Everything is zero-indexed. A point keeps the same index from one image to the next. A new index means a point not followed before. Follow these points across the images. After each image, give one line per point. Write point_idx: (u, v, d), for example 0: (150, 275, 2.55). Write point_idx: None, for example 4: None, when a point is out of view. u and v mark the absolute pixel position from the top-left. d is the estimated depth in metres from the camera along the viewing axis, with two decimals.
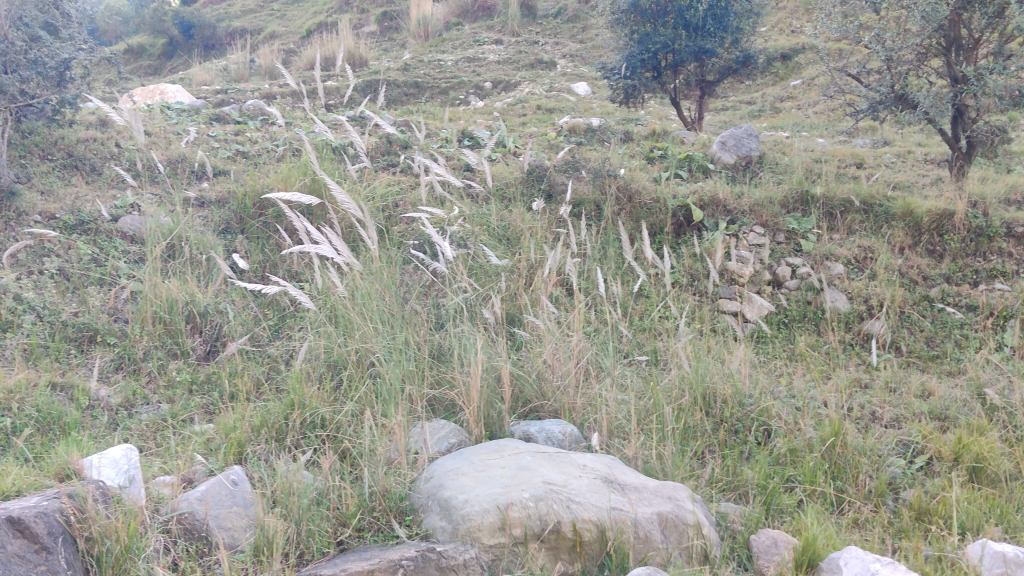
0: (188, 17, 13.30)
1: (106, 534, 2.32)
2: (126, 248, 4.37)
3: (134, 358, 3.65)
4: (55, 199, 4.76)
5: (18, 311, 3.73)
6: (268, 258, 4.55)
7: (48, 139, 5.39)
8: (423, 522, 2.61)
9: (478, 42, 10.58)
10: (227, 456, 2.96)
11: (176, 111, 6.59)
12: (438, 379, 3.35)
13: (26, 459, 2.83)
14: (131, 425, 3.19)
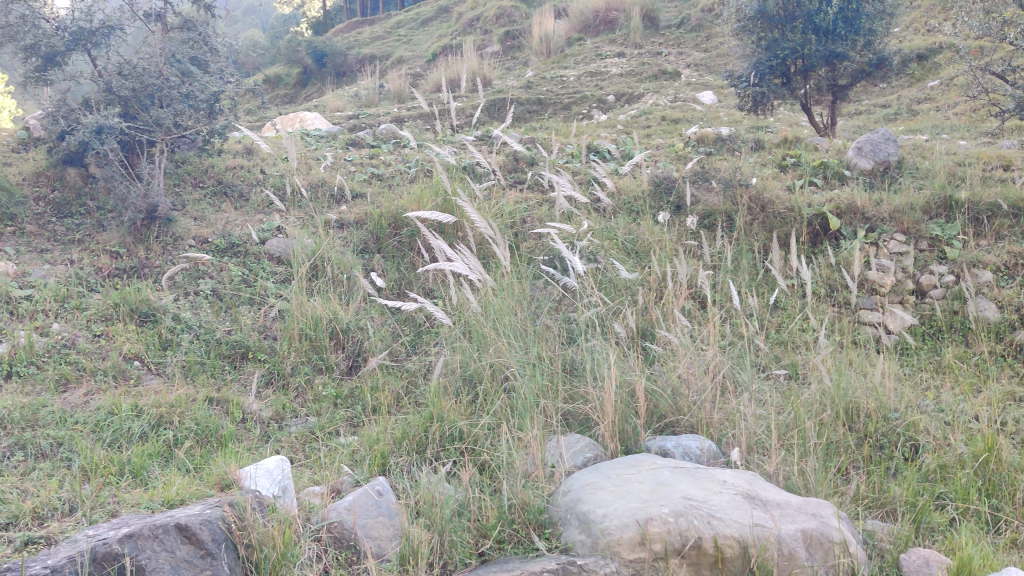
0: (321, 46, 13.85)
1: (264, 541, 2.40)
2: (273, 269, 4.60)
3: (283, 374, 3.81)
4: (207, 224, 5.06)
5: (177, 330, 3.96)
6: (403, 276, 4.67)
7: (199, 168, 5.73)
8: (562, 535, 2.62)
9: (601, 56, 10.60)
10: (372, 468, 3.05)
11: (314, 138, 6.88)
12: (572, 394, 3.35)
13: (187, 470, 2.99)
14: (282, 438, 3.34)
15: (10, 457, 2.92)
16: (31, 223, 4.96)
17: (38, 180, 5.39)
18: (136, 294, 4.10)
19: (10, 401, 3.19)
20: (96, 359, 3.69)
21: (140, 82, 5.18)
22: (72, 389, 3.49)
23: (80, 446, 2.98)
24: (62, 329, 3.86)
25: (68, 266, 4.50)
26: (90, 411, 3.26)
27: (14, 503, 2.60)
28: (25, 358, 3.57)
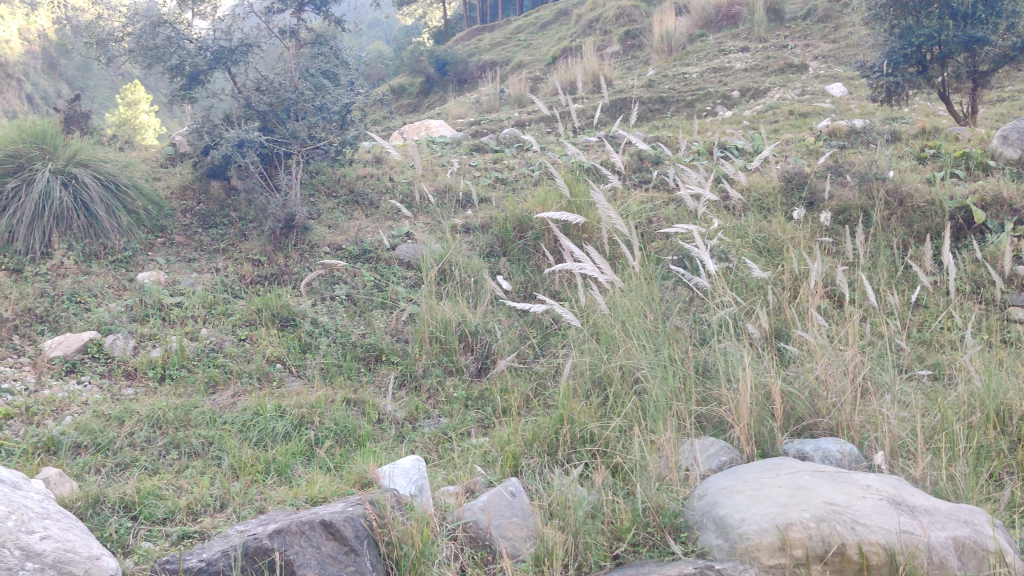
0: (443, 54, 14.16)
1: (403, 539, 2.44)
2: (403, 274, 4.72)
3: (415, 376, 3.89)
4: (341, 232, 5.24)
5: (314, 334, 4.11)
6: (529, 278, 4.70)
7: (332, 178, 5.94)
8: (698, 539, 2.58)
9: (724, 52, 10.40)
10: (504, 468, 3.07)
11: (440, 145, 7.02)
12: (705, 396, 3.29)
13: (328, 469, 3.08)
14: (416, 438, 3.40)
15: (165, 454, 3.08)
16: (179, 234, 5.24)
17: (185, 194, 5.71)
18: (277, 300, 4.28)
19: (165, 402, 3.36)
20: (241, 362, 3.85)
21: (276, 97, 5.39)
22: (220, 390, 3.66)
23: (229, 445, 3.12)
24: (210, 334, 4.05)
25: (214, 274, 4.73)
26: (237, 412, 3.41)
27: (170, 499, 2.73)
28: (177, 362, 3.76)
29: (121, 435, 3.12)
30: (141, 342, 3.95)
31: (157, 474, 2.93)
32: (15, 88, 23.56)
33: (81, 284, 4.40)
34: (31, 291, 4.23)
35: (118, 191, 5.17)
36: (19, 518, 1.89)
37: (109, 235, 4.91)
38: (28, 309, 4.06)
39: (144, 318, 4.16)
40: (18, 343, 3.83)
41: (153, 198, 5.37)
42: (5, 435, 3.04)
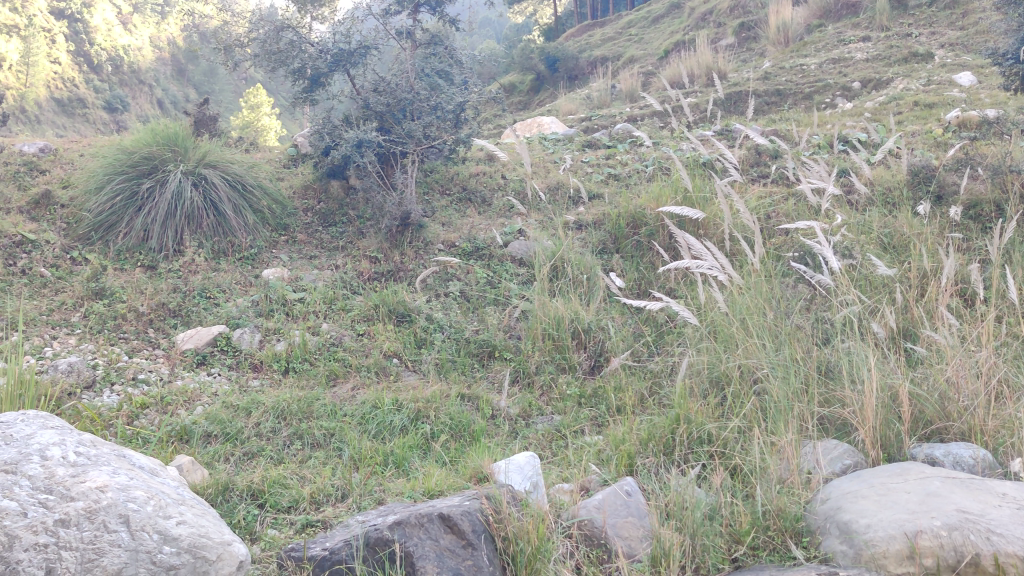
0: (554, 52, 14.03)
1: (520, 535, 2.40)
2: (516, 272, 4.75)
3: (528, 372, 3.89)
4: (454, 229, 5.33)
5: (430, 330, 4.18)
6: (643, 276, 4.64)
7: (445, 176, 6.06)
8: (821, 545, 2.51)
9: (844, 42, 10.06)
10: (619, 468, 3.04)
11: (552, 142, 7.03)
12: (828, 398, 3.19)
13: (444, 463, 3.11)
14: (530, 435, 3.39)
15: (290, 445, 3.18)
16: (301, 232, 5.42)
17: (306, 194, 5.91)
18: (393, 296, 4.37)
19: (289, 394, 3.47)
20: (360, 356, 3.94)
21: (393, 97, 5.50)
22: (340, 383, 3.75)
23: (349, 437, 3.19)
24: (330, 329, 4.17)
25: (334, 271, 4.86)
26: (356, 405, 3.50)
27: (294, 488, 2.82)
28: (300, 355, 3.89)
29: (249, 425, 3.23)
30: (267, 336, 4.09)
31: (282, 464, 3.03)
32: (146, 94, 24.69)
33: (210, 280, 4.58)
34: (165, 286, 4.42)
35: (245, 191, 5.37)
36: (157, 503, 1.96)
37: (235, 233, 5.10)
38: (162, 303, 4.25)
39: (269, 313, 4.31)
40: (153, 336, 4.01)
41: (277, 198, 5.56)
42: (142, 423, 3.18)
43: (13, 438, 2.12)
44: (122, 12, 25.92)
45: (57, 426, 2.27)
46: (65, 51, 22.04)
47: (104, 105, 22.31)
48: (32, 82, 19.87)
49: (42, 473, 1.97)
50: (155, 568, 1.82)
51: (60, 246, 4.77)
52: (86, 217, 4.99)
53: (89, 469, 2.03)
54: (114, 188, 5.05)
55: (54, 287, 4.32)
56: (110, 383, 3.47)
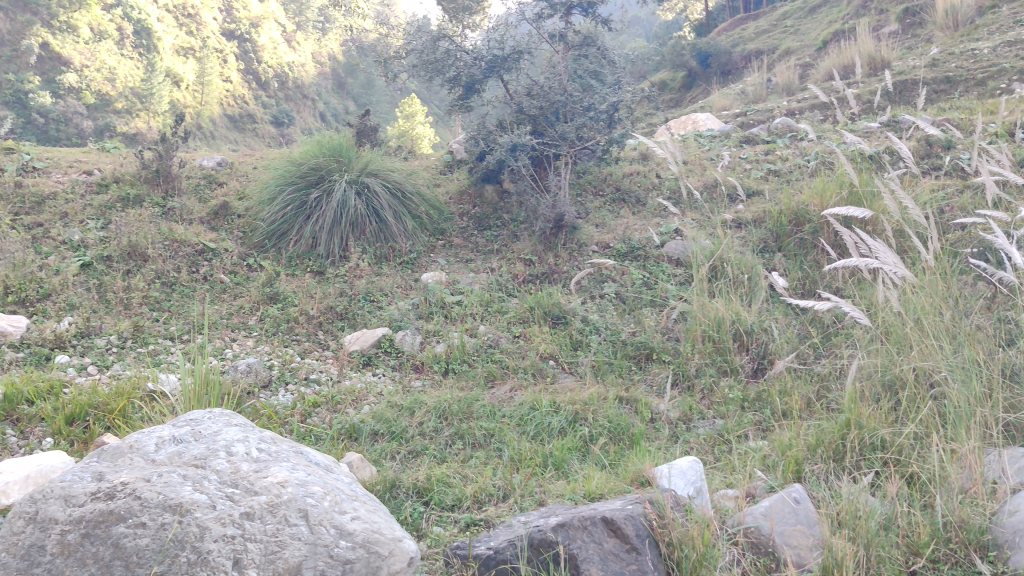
0: (706, 47, 13.90)
1: (684, 541, 2.36)
2: (673, 272, 4.69)
3: (687, 375, 3.81)
4: (609, 230, 5.33)
5: (586, 332, 4.17)
6: (807, 275, 4.48)
7: (599, 177, 6.09)
8: (1010, 560, 2.34)
9: (1021, 22, 9.39)
10: (786, 474, 2.94)
11: (708, 139, 6.91)
12: (1013, 403, 2.98)
13: (603, 466, 3.08)
14: (691, 438, 3.32)
15: (451, 445, 3.23)
16: (458, 237, 5.60)
17: (462, 199, 6.08)
18: (549, 299, 4.41)
19: (450, 395, 3.54)
20: (517, 357, 3.98)
21: (546, 100, 5.56)
22: (499, 385, 3.79)
23: (508, 437, 3.22)
24: (488, 331, 4.23)
25: (490, 274, 4.94)
26: (515, 406, 3.53)
27: (457, 487, 2.86)
28: (459, 357, 3.96)
29: (412, 425, 3.32)
30: (427, 338, 4.20)
31: (444, 462, 3.09)
32: (310, 108, 25.84)
33: (374, 284, 4.75)
34: (332, 291, 4.61)
35: (404, 198, 5.56)
36: (333, 498, 2.04)
37: (396, 238, 5.28)
38: (330, 307, 4.42)
39: (428, 316, 4.42)
40: (322, 338, 4.19)
41: (434, 203, 5.75)
42: (314, 421, 3.32)
43: (202, 435, 2.27)
44: (285, 30, 27.41)
45: (241, 423, 2.40)
46: (235, 70, 23.56)
47: (271, 119, 23.54)
48: (207, 100, 21.27)
49: (229, 468, 2.10)
50: (332, 561, 1.87)
51: (237, 254, 5.05)
52: (260, 226, 5.27)
53: (270, 465, 2.14)
54: (285, 199, 5.30)
55: (232, 293, 4.58)
56: (284, 382, 3.65)
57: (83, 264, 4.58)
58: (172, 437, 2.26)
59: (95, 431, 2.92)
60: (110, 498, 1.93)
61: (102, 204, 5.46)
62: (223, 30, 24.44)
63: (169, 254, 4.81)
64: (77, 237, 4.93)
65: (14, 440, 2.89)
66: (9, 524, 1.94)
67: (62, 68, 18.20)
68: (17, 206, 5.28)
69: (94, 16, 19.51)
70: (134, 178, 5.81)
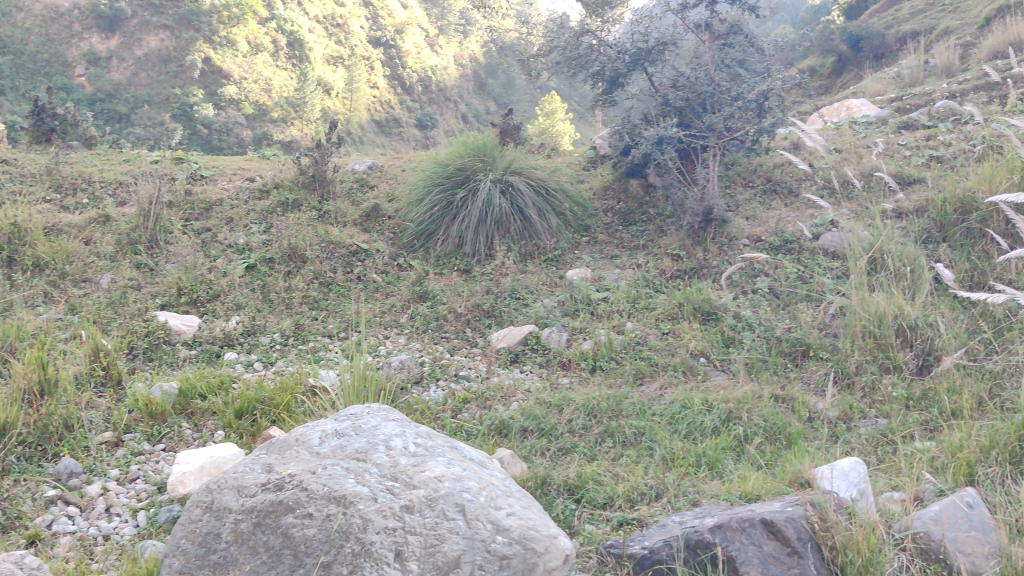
0: (856, 30, 13.28)
1: (849, 545, 2.26)
2: (828, 265, 4.53)
3: (847, 373, 3.64)
4: (760, 223, 5.20)
5: (738, 329, 4.06)
6: (976, 266, 4.21)
7: (748, 168, 5.95)
8: None
9: None
10: (957, 477, 2.76)
11: (863, 125, 6.62)
12: None
13: (759, 466, 2.98)
14: (852, 439, 3.17)
15: (602, 443, 3.20)
16: (602, 232, 5.58)
17: (606, 195, 6.07)
18: (698, 295, 4.33)
19: (599, 392, 3.51)
20: (666, 355, 3.91)
21: (693, 91, 5.50)
22: (648, 382, 3.73)
23: (660, 436, 3.16)
24: (635, 328, 4.18)
25: (637, 270, 4.89)
26: (665, 404, 3.47)
27: (609, 485, 2.82)
28: (607, 354, 3.93)
29: (561, 422, 3.30)
30: (574, 335, 4.19)
31: (595, 460, 3.06)
32: (452, 110, 26.29)
33: (520, 281, 4.78)
34: (479, 288, 4.66)
35: (548, 195, 5.59)
36: (488, 494, 2.05)
37: (541, 236, 5.31)
38: (477, 305, 4.48)
39: (575, 313, 4.41)
40: (471, 335, 4.24)
41: (578, 200, 5.76)
42: (465, 417, 3.36)
43: (362, 429, 2.33)
44: (428, 34, 28.00)
45: (397, 418, 2.45)
46: (381, 76, 24.25)
47: (415, 123, 24.09)
48: (356, 107, 21.98)
49: (388, 462, 2.15)
50: (490, 556, 1.86)
51: (388, 254, 5.19)
52: (409, 227, 5.40)
53: (426, 460, 2.17)
54: (433, 199, 5.41)
55: (385, 292, 4.71)
56: (435, 379, 3.71)
57: (248, 266, 4.80)
58: (334, 431, 2.33)
59: (262, 424, 3.06)
60: (278, 489, 2.01)
61: (263, 209, 5.72)
62: (369, 37, 25.22)
63: (325, 255, 4.99)
64: (241, 240, 5.18)
65: (189, 432, 3.06)
66: (189, 513, 2.06)
67: (223, 81, 19.19)
68: (187, 213, 5.60)
69: (252, 29, 20.56)
70: (292, 183, 6.06)
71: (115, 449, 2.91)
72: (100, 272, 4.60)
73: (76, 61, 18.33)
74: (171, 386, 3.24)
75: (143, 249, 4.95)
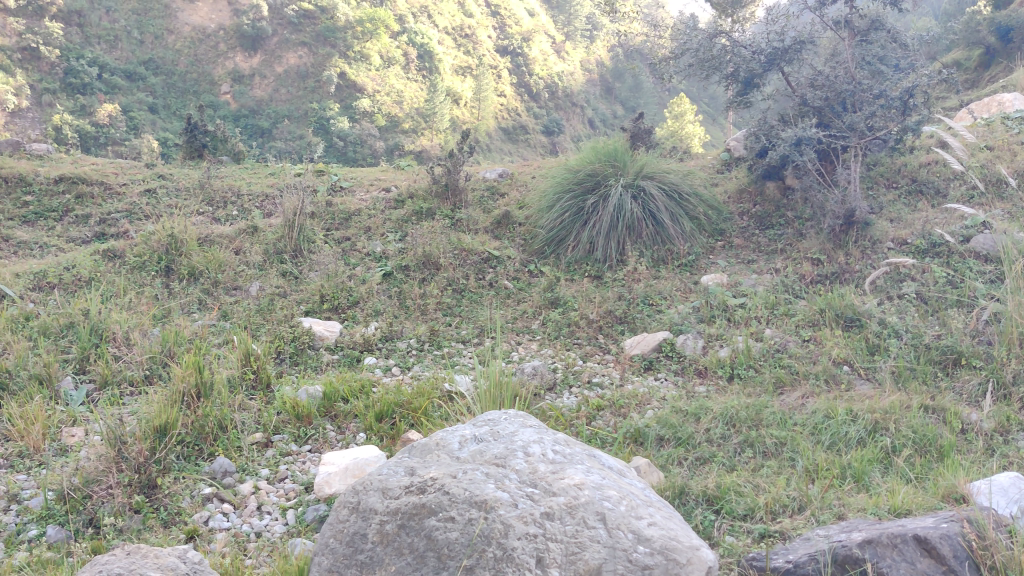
0: (1005, 20, 12.33)
1: (1009, 565, 2.12)
2: (981, 268, 4.30)
3: (1003, 383, 3.43)
4: (905, 225, 5.00)
5: (884, 335, 3.90)
6: None
7: (892, 168, 5.73)
8: None
9: None
10: None
11: (1017, 120, 6.27)
12: None
13: (909, 479, 2.86)
14: (1010, 453, 2.98)
15: (741, 453, 3.13)
16: (738, 237, 5.49)
17: (742, 197, 5.95)
18: (841, 301, 4.20)
19: (737, 401, 3.44)
20: (807, 363, 3.79)
21: (833, 91, 5.36)
22: (789, 391, 3.62)
23: (802, 447, 3.07)
24: (774, 334, 4.08)
25: (774, 275, 4.78)
26: (807, 414, 3.36)
27: (750, 496, 2.75)
28: (745, 362, 3.84)
29: (699, 431, 3.24)
30: (709, 342, 4.11)
31: (735, 471, 2.99)
32: (580, 115, 26.29)
33: (653, 287, 4.74)
34: (611, 295, 4.64)
35: (681, 200, 5.54)
36: (629, 504, 2.04)
37: (674, 240, 5.25)
38: (609, 311, 4.47)
39: (711, 320, 4.34)
40: (604, 342, 4.23)
41: (712, 203, 5.69)
42: (600, 424, 3.35)
43: (501, 434, 2.36)
44: (555, 41, 28.15)
45: (534, 425, 2.46)
46: (508, 83, 24.53)
47: (543, 129, 24.24)
48: (484, 115, 22.32)
49: (527, 468, 2.16)
50: (632, 565, 1.84)
51: (519, 261, 5.24)
52: (541, 233, 5.43)
53: (565, 467, 2.18)
54: (564, 205, 5.44)
55: (516, 298, 4.75)
56: (569, 385, 3.72)
57: (386, 273, 4.94)
58: (473, 436, 2.37)
59: (401, 428, 3.14)
60: (421, 492, 2.05)
61: (399, 218, 5.87)
62: (497, 47, 25.55)
63: (458, 263, 5.08)
64: (379, 249, 5.34)
65: (333, 434, 3.17)
66: (337, 513, 2.14)
67: (357, 94, 19.81)
68: (328, 223, 5.80)
69: (384, 43, 21.24)
70: (427, 193, 6.20)
71: (265, 450, 3.04)
72: (248, 280, 4.82)
73: (222, 79, 19.24)
74: (316, 390, 3.36)
75: (288, 258, 5.16)
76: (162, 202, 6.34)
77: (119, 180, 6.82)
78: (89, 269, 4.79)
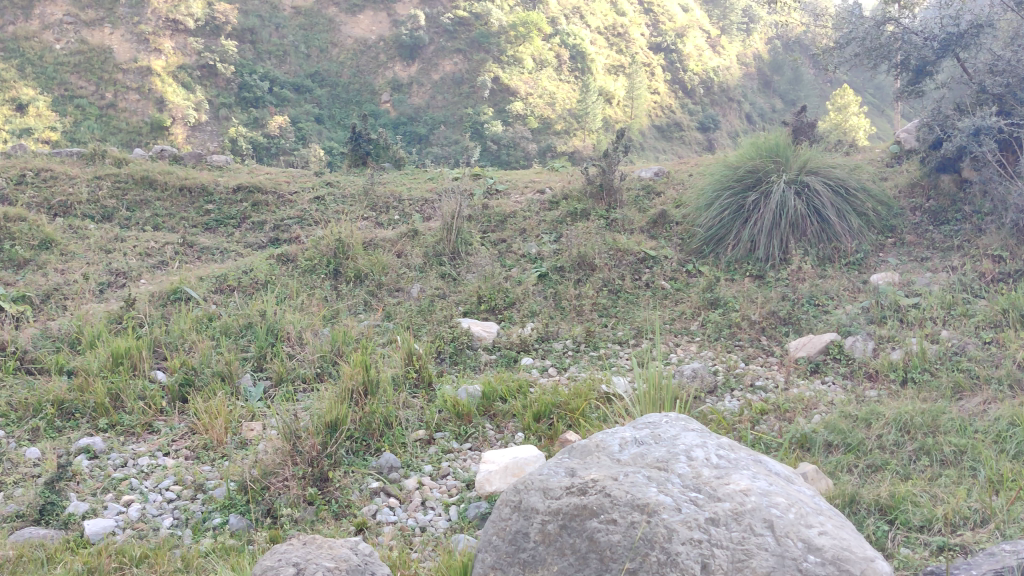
0: None
1: None
2: None
3: None
4: None
5: None
6: None
7: None
8: None
9: None
10: None
11: None
12: None
13: None
14: None
15: (916, 460, 2.98)
16: (910, 233, 5.21)
17: (914, 191, 5.66)
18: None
19: (911, 406, 3.26)
20: (989, 366, 3.56)
21: (1015, 76, 5.06)
22: (968, 397, 3.41)
23: (985, 456, 2.88)
24: (952, 336, 3.86)
25: (950, 274, 4.53)
26: (989, 421, 3.16)
27: (927, 506, 2.61)
28: (919, 365, 3.65)
29: (870, 437, 3.10)
30: (880, 344, 3.93)
31: (910, 479, 2.84)
32: (736, 110, 25.68)
33: (818, 286, 4.57)
34: (774, 295, 4.51)
35: (848, 194, 5.31)
36: (798, 511, 1.97)
37: (840, 238, 5.05)
38: (773, 312, 4.34)
39: (881, 321, 4.14)
40: (766, 344, 4.12)
41: (882, 198, 5.43)
42: (763, 428, 3.26)
43: (662, 438, 2.33)
44: (710, 36, 27.58)
45: (696, 428, 2.42)
46: (662, 81, 24.23)
47: (698, 126, 23.85)
48: (637, 114, 22.16)
49: (690, 472, 2.13)
50: None
51: (676, 260, 5.17)
52: (698, 233, 5.35)
53: (730, 472, 2.13)
54: (723, 203, 5.32)
55: (674, 298, 4.69)
56: (730, 388, 3.63)
57: (542, 274, 4.98)
58: (634, 439, 2.36)
59: (559, 428, 3.16)
60: (583, 492, 2.04)
61: (554, 219, 5.91)
62: (651, 44, 25.28)
63: (614, 263, 5.07)
64: (534, 250, 5.40)
65: (493, 433, 3.22)
66: (499, 511, 2.17)
67: (510, 98, 20.07)
68: (485, 225, 5.91)
69: (536, 46, 21.45)
70: (581, 194, 6.22)
71: (428, 446, 3.13)
72: (410, 282, 4.98)
73: (383, 88, 19.79)
74: (475, 389, 3.43)
75: (447, 260, 5.28)
76: (330, 208, 6.62)
77: (290, 188, 7.17)
78: (264, 272, 5.06)
